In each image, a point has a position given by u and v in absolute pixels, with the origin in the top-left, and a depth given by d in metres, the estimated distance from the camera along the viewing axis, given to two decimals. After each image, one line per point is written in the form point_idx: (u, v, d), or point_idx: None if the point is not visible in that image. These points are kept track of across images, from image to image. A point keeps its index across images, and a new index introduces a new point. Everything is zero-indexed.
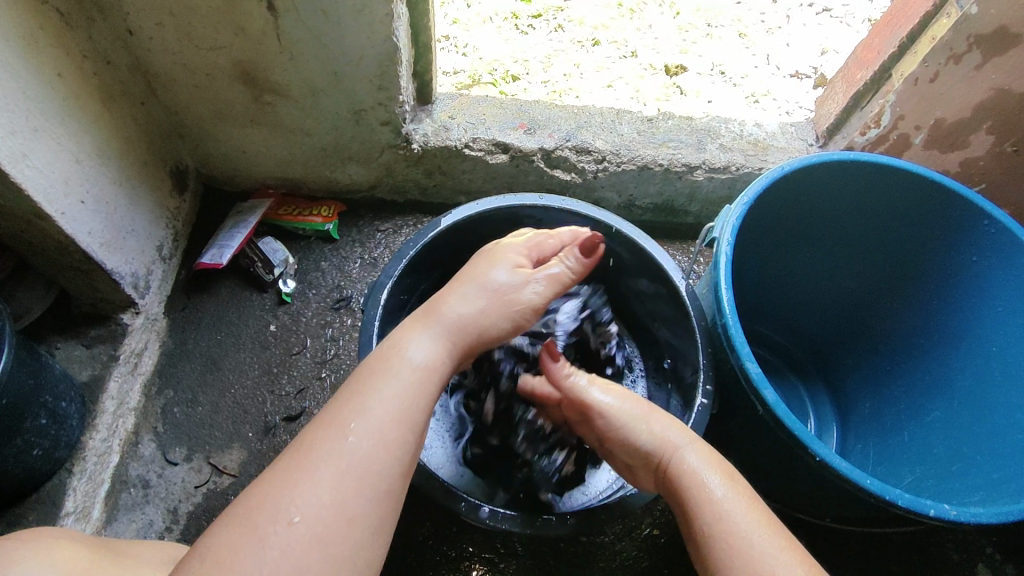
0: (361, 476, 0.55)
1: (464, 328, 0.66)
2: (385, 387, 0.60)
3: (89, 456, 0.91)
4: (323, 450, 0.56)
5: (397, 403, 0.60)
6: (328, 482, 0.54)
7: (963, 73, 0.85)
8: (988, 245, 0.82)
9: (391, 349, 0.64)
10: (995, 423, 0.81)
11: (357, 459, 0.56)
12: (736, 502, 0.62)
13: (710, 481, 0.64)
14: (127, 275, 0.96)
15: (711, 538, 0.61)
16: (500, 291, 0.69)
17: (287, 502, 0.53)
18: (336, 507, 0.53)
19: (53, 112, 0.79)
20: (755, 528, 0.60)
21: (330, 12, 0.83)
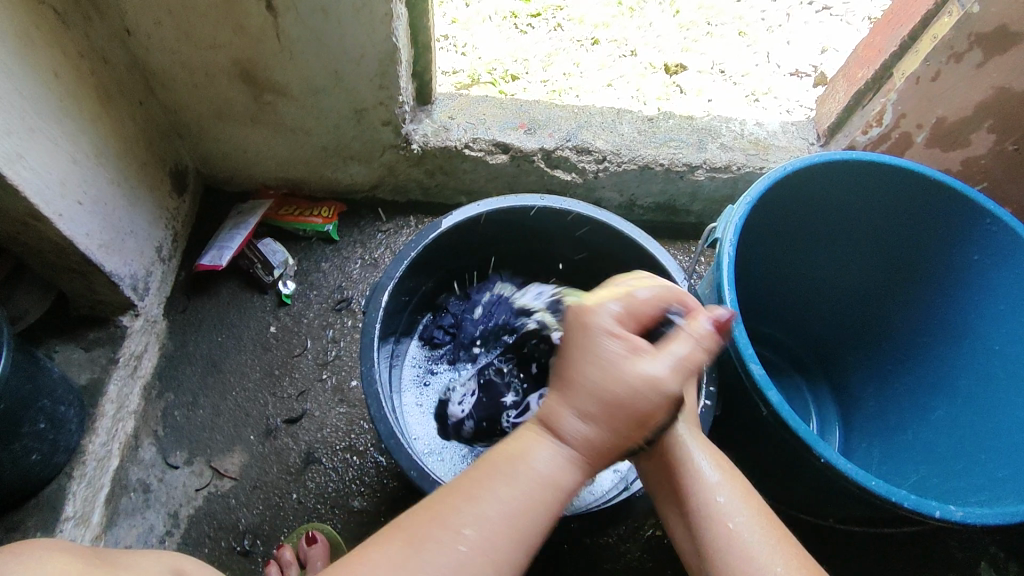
0: (534, 508, 0.54)
1: (609, 423, 0.55)
2: (517, 459, 0.55)
3: (89, 460, 0.91)
4: (478, 486, 0.54)
5: (528, 491, 0.54)
6: (500, 513, 0.53)
7: (964, 72, 0.85)
8: (991, 244, 0.82)
9: (516, 454, 0.55)
10: (999, 422, 0.80)
11: (484, 514, 0.53)
12: (735, 505, 0.60)
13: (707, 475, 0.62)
14: (125, 277, 0.95)
15: (705, 536, 0.59)
16: (638, 396, 0.54)
17: (461, 516, 0.53)
18: (508, 532, 0.53)
19: (49, 112, 0.78)
20: (754, 531, 0.58)
21: (328, 11, 0.82)
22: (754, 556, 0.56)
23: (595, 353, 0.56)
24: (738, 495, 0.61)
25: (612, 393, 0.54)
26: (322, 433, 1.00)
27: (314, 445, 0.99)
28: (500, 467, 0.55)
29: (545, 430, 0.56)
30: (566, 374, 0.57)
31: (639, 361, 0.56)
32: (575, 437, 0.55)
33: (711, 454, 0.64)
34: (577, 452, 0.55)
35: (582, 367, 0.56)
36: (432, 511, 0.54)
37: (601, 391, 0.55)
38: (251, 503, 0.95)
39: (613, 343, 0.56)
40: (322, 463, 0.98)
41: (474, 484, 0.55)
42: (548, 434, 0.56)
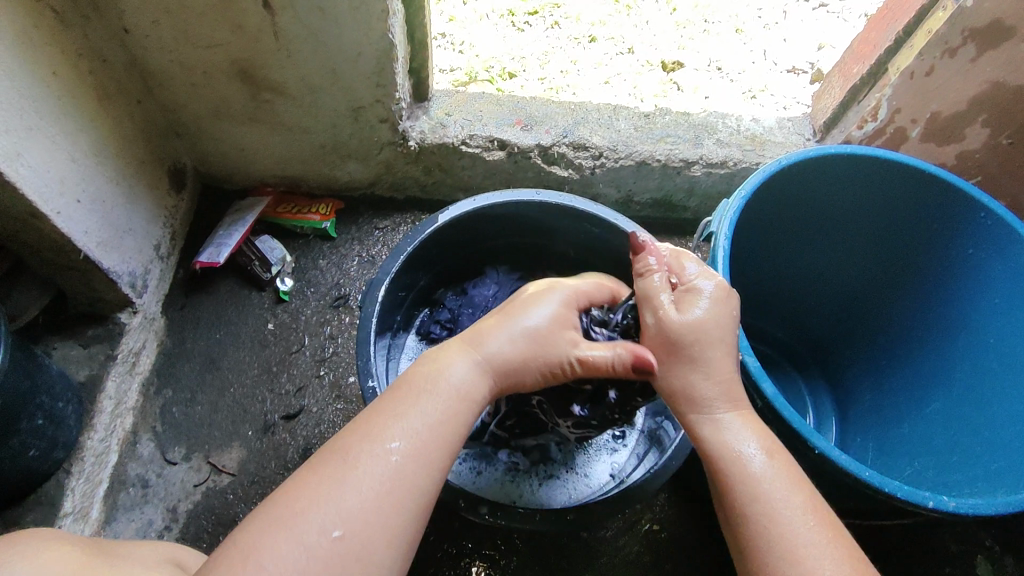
0: (456, 419, 0.58)
1: (497, 375, 0.62)
2: (423, 381, 0.59)
3: (87, 456, 0.91)
4: (390, 407, 0.57)
5: (435, 416, 0.57)
6: (415, 425, 0.56)
7: (959, 67, 0.85)
8: (985, 237, 0.82)
9: (432, 373, 0.60)
10: (993, 414, 0.81)
11: (412, 427, 0.56)
12: (775, 481, 0.59)
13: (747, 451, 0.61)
14: (123, 274, 0.95)
15: (743, 510, 0.59)
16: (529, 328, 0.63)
17: (385, 433, 0.55)
18: (433, 444, 0.56)
19: (48, 110, 0.78)
20: (792, 505, 0.58)
21: (325, 9, 0.82)
22: (793, 535, 0.56)
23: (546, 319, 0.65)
24: (778, 471, 0.60)
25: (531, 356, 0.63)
26: (320, 429, 1.00)
27: (312, 441, 0.99)
28: (410, 395, 0.58)
29: (464, 350, 0.62)
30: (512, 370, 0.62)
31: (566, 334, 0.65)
32: (485, 361, 0.61)
33: (754, 432, 0.63)
34: (485, 377, 0.61)
35: (551, 346, 0.63)
36: (355, 428, 0.56)
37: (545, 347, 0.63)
38: (249, 499, 0.95)
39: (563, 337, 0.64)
40: None
41: (394, 408, 0.57)
42: (473, 352, 0.62)
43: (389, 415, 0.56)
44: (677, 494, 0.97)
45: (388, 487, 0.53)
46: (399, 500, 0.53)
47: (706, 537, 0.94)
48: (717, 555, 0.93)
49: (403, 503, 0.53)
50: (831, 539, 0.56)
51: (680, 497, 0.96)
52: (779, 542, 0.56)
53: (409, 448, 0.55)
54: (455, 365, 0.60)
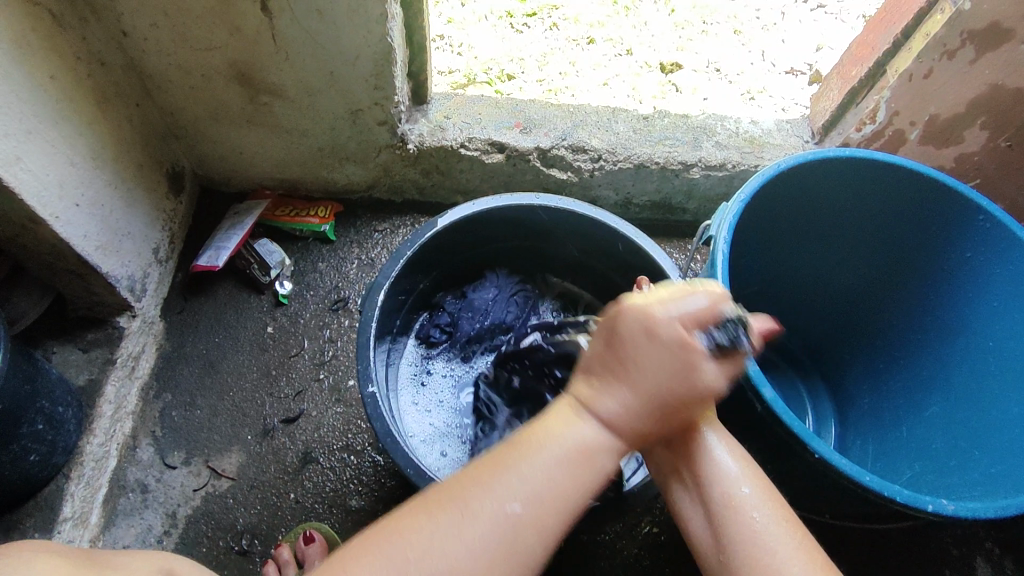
0: (581, 486, 0.55)
1: (650, 415, 0.56)
2: (549, 436, 0.56)
3: (87, 461, 0.91)
4: (500, 470, 0.55)
5: (566, 476, 0.55)
6: (538, 486, 0.54)
7: (957, 68, 0.85)
8: (983, 241, 0.83)
9: (559, 430, 0.56)
10: (992, 417, 0.81)
11: (530, 486, 0.54)
12: (756, 499, 0.59)
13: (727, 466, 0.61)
14: (122, 278, 0.95)
15: (725, 524, 0.58)
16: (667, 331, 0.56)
17: (505, 493, 0.53)
18: (554, 505, 0.54)
19: (47, 114, 0.78)
20: (770, 522, 0.57)
21: (324, 12, 0.82)
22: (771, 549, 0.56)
23: (651, 325, 0.56)
24: (758, 489, 0.60)
25: (662, 387, 0.55)
26: (319, 433, 1.00)
27: (312, 445, 0.99)
28: (531, 446, 0.56)
29: (581, 410, 0.57)
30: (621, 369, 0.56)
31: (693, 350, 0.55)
32: (610, 418, 0.56)
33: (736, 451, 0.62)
34: (616, 439, 0.57)
35: (647, 356, 0.55)
36: (475, 480, 0.55)
37: (640, 372, 0.55)
38: (249, 503, 0.95)
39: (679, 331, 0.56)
40: (319, 463, 0.98)
41: (515, 460, 0.55)
42: (581, 413, 0.57)
43: (511, 469, 0.54)
44: None
45: (500, 547, 0.52)
46: (506, 571, 0.52)
47: None
48: None
49: (510, 571, 0.53)
50: (799, 538, 0.57)
51: None
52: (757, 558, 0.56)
53: (531, 505, 0.53)
54: (574, 423, 0.57)
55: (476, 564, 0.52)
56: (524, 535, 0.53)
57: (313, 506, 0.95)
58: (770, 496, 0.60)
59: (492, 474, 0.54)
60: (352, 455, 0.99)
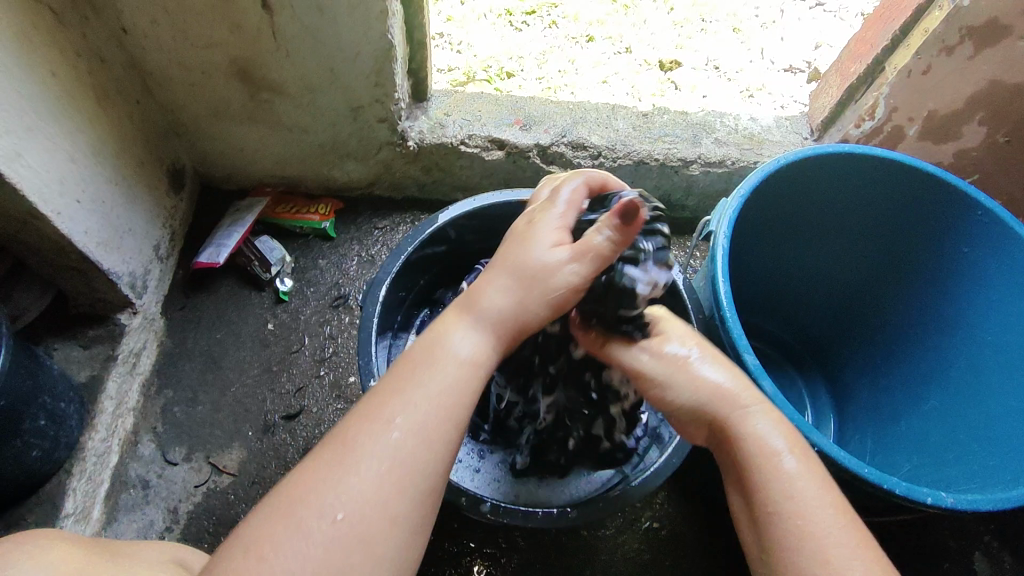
0: (466, 393, 0.58)
1: (525, 286, 0.59)
2: (433, 358, 0.58)
3: (88, 457, 0.91)
4: (381, 402, 0.56)
5: (445, 392, 0.57)
6: (421, 413, 0.55)
7: (956, 65, 0.86)
8: (981, 236, 0.83)
9: (432, 345, 0.59)
10: (989, 410, 0.81)
11: (410, 418, 0.55)
12: (803, 479, 0.58)
13: (771, 449, 0.60)
14: (123, 275, 0.95)
15: (764, 509, 0.58)
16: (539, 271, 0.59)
17: (382, 421, 0.55)
18: (429, 445, 0.55)
19: (47, 111, 0.78)
20: (816, 507, 0.57)
21: (325, 9, 0.82)
22: (805, 535, 0.56)
23: (528, 235, 0.62)
24: (804, 470, 0.59)
25: (527, 274, 0.59)
26: (320, 429, 1.00)
27: (312, 441, 0.99)
28: (411, 374, 0.57)
29: (464, 312, 0.60)
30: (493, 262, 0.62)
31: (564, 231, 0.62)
32: (491, 307, 0.59)
33: (782, 431, 0.62)
34: (496, 326, 0.59)
35: (513, 243, 0.62)
36: (361, 414, 0.56)
37: (516, 260, 0.60)
38: (250, 498, 0.95)
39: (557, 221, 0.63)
40: None
41: (395, 389, 0.56)
42: (469, 315, 0.60)
43: (391, 396, 0.56)
44: (677, 492, 0.97)
45: (390, 469, 0.53)
46: (402, 487, 0.53)
47: (706, 535, 0.95)
48: (718, 552, 0.94)
49: (406, 488, 0.53)
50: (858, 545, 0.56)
51: (680, 494, 0.97)
52: (798, 543, 0.56)
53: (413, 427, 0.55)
54: (458, 333, 0.59)
55: (368, 488, 0.52)
56: (410, 457, 0.54)
57: None
58: (816, 478, 0.59)
59: (368, 412, 0.55)
60: None
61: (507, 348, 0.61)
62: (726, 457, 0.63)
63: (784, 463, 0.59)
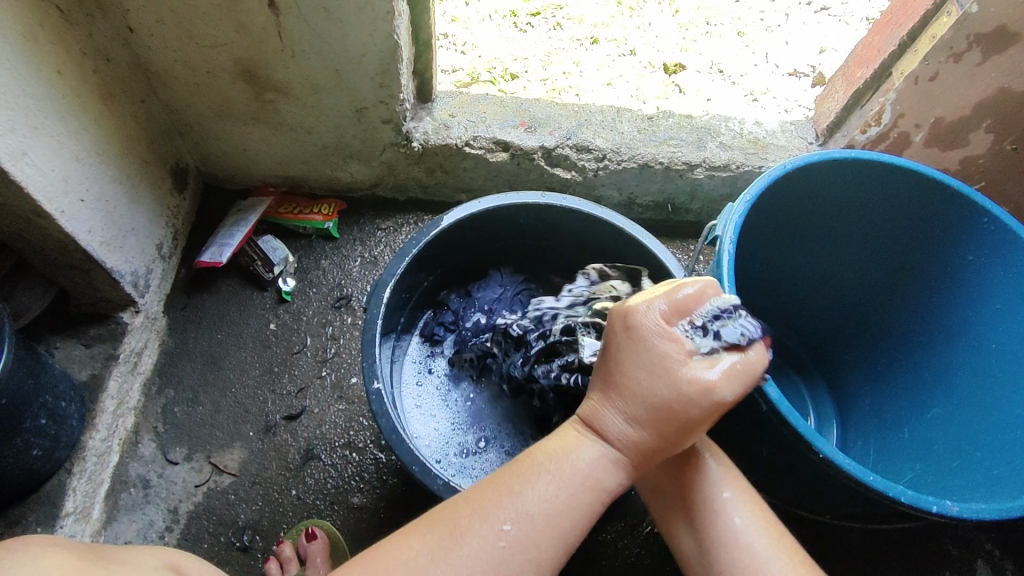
0: (579, 506, 0.56)
1: (651, 425, 0.56)
2: (536, 459, 0.58)
3: (89, 456, 0.91)
4: (490, 495, 0.57)
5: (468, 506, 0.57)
6: (534, 509, 0.55)
7: (964, 72, 0.85)
8: (988, 244, 0.83)
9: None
10: (995, 418, 0.81)
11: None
12: (755, 531, 0.63)
13: (730, 504, 0.64)
14: (126, 274, 0.95)
15: (727, 555, 0.62)
16: (636, 401, 0.56)
17: (491, 518, 0.56)
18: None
19: (53, 109, 0.78)
20: (769, 550, 0.61)
21: (331, 10, 0.82)
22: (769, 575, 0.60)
23: (630, 359, 0.57)
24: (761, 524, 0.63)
25: (656, 398, 0.56)
26: (321, 430, 1.00)
27: (313, 442, 0.99)
28: (509, 481, 0.57)
29: (585, 426, 0.59)
30: (611, 377, 0.58)
31: (675, 343, 0.57)
32: (620, 437, 0.57)
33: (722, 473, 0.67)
34: (623, 453, 0.57)
35: (630, 356, 0.57)
36: (470, 508, 0.57)
37: (652, 393, 0.56)
38: (250, 499, 0.95)
39: (665, 344, 0.56)
40: (321, 460, 0.98)
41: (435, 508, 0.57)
42: (592, 436, 0.58)
43: (524, 480, 0.57)
44: None
45: (542, 528, 0.55)
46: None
47: None
48: None
49: None
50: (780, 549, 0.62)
51: None
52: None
53: (550, 502, 0.56)
54: (584, 445, 0.58)
55: None
56: (566, 518, 0.56)
57: (314, 503, 0.95)
58: (762, 518, 0.64)
59: (476, 502, 0.57)
60: (354, 452, 0.98)
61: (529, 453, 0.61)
62: (687, 513, 0.66)
63: (741, 521, 0.63)
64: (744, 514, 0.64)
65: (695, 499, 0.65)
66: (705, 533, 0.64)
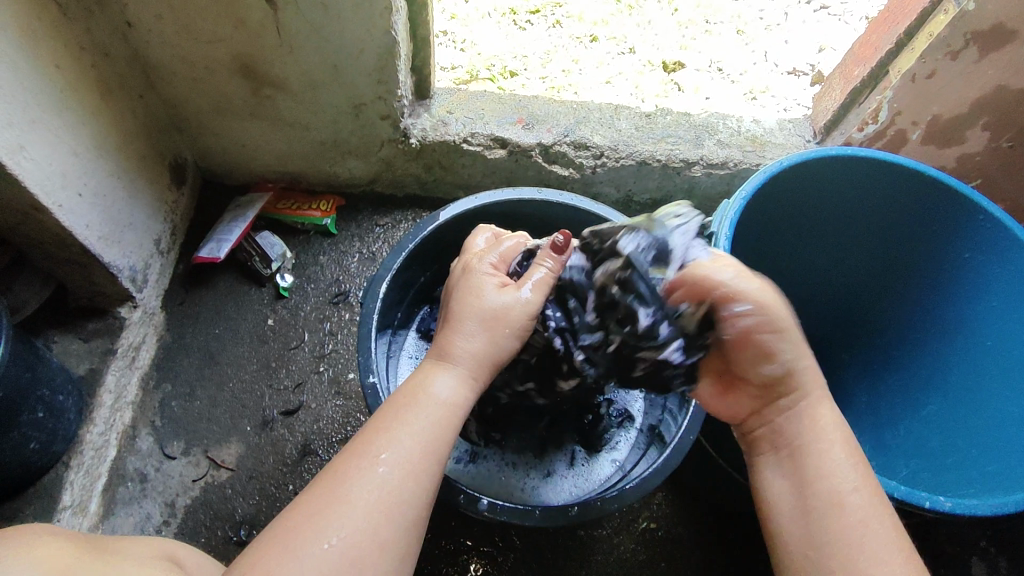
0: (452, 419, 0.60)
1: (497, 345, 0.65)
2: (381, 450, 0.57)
3: (87, 450, 0.91)
4: (338, 477, 0.56)
5: (431, 432, 0.59)
6: (358, 518, 0.54)
7: (960, 69, 0.85)
8: (985, 241, 0.83)
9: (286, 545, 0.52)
10: (992, 415, 0.81)
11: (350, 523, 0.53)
12: (854, 490, 0.58)
13: (833, 453, 0.61)
14: (124, 268, 0.95)
15: (824, 509, 0.58)
16: (482, 306, 0.65)
17: (324, 527, 0.53)
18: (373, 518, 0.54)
19: (51, 103, 0.79)
20: (876, 536, 0.56)
21: (328, 5, 0.82)
22: (861, 537, 0.56)
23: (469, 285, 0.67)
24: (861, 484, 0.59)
25: (493, 316, 0.65)
26: (318, 425, 1.00)
27: (310, 437, 0.99)
28: (347, 480, 0.55)
29: (438, 360, 0.64)
30: (449, 314, 0.66)
31: (507, 291, 0.67)
32: (469, 354, 0.64)
33: (841, 432, 0.63)
34: (468, 364, 0.64)
35: (466, 298, 0.66)
36: (313, 501, 0.55)
37: (474, 316, 0.65)
38: (247, 493, 0.95)
39: (488, 278, 0.68)
40: (318, 455, 0.98)
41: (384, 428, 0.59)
42: (447, 362, 0.64)
43: (379, 435, 0.58)
44: (674, 493, 0.97)
45: (374, 520, 0.54)
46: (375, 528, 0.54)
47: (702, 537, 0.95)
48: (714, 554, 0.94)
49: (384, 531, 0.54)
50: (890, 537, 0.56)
51: (677, 495, 0.97)
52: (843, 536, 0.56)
53: (399, 468, 0.56)
54: (439, 376, 0.63)
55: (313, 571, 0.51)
56: (407, 500, 0.56)
57: None
58: (871, 483, 0.60)
59: (331, 486, 0.55)
60: None
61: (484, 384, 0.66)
62: (782, 450, 0.63)
63: (845, 480, 0.59)
64: (850, 471, 0.60)
65: (788, 438, 0.63)
66: (803, 495, 0.60)
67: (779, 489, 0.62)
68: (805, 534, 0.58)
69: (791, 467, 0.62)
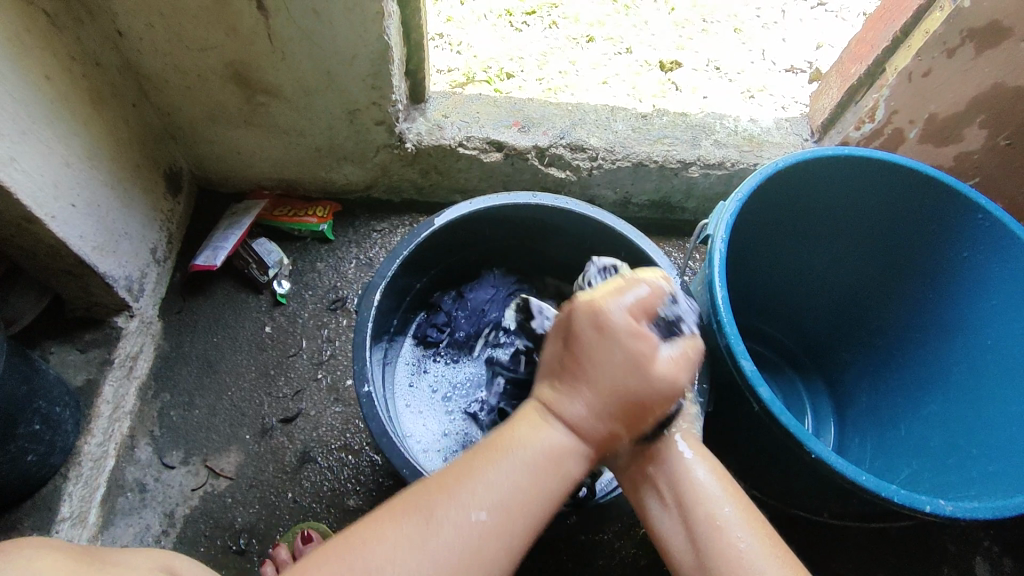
0: (552, 482, 0.57)
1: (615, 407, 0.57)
2: (512, 440, 0.58)
3: (85, 461, 0.91)
4: (460, 473, 0.56)
5: (529, 482, 0.56)
6: (505, 490, 0.55)
7: (956, 67, 0.85)
8: (982, 239, 0.82)
9: (373, 565, 0.52)
10: (992, 414, 0.81)
11: (430, 560, 0.52)
12: (741, 521, 0.58)
13: (705, 484, 0.61)
14: (120, 278, 0.95)
15: (705, 539, 0.58)
16: (602, 359, 0.57)
17: (405, 565, 0.52)
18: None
19: (41, 114, 0.78)
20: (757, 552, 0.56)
21: (320, 11, 0.82)
22: (745, 562, 0.56)
23: (601, 325, 0.58)
24: (741, 513, 0.59)
25: (610, 383, 0.57)
26: (318, 433, 1.00)
27: (310, 445, 0.99)
28: (489, 462, 0.57)
29: (542, 415, 0.59)
30: (572, 366, 0.58)
31: (646, 342, 0.58)
32: (575, 420, 0.58)
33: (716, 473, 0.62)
34: (580, 435, 0.58)
35: (600, 354, 0.57)
36: (438, 491, 0.55)
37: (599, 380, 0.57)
38: (247, 502, 0.95)
39: (632, 343, 0.57)
40: (317, 463, 0.98)
41: (503, 469, 0.56)
42: (545, 417, 0.59)
43: (472, 475, 0.56)
44: None
45: (459, 560, 0.53)
46: (460, 573, 0.53)
47: None
48: None
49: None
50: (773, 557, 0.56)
51: None
52: (736, 566, 0.56)
53: (493, 512, 0.55)
54: (546, 428, 0.58)
55: None
56: (494, 550, 0.54)
57: (311, 506, 0.95)
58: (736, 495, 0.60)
59: (425, 514, 0.54)
60: (350, 454, 0.99)
61: (596, 451, 0.59)
62: (664, 487, 0.62)
63: (722, 503, 0.59)
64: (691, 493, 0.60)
65: (661, 475, 0.62)
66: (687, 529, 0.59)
67: (704, 495, 0.60)
68: (694, 557, 0.58)
69: (671, 499, 0.61)
